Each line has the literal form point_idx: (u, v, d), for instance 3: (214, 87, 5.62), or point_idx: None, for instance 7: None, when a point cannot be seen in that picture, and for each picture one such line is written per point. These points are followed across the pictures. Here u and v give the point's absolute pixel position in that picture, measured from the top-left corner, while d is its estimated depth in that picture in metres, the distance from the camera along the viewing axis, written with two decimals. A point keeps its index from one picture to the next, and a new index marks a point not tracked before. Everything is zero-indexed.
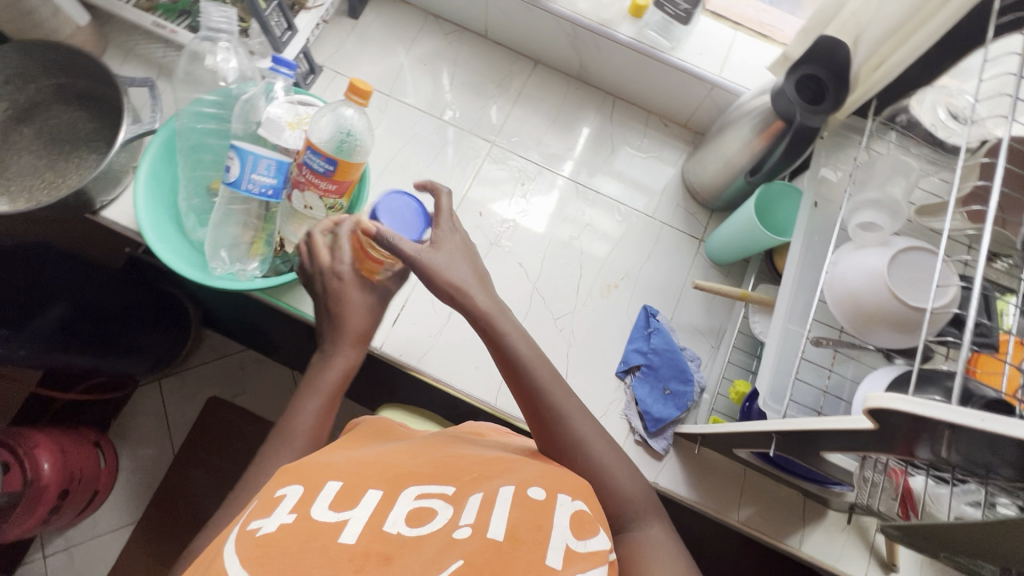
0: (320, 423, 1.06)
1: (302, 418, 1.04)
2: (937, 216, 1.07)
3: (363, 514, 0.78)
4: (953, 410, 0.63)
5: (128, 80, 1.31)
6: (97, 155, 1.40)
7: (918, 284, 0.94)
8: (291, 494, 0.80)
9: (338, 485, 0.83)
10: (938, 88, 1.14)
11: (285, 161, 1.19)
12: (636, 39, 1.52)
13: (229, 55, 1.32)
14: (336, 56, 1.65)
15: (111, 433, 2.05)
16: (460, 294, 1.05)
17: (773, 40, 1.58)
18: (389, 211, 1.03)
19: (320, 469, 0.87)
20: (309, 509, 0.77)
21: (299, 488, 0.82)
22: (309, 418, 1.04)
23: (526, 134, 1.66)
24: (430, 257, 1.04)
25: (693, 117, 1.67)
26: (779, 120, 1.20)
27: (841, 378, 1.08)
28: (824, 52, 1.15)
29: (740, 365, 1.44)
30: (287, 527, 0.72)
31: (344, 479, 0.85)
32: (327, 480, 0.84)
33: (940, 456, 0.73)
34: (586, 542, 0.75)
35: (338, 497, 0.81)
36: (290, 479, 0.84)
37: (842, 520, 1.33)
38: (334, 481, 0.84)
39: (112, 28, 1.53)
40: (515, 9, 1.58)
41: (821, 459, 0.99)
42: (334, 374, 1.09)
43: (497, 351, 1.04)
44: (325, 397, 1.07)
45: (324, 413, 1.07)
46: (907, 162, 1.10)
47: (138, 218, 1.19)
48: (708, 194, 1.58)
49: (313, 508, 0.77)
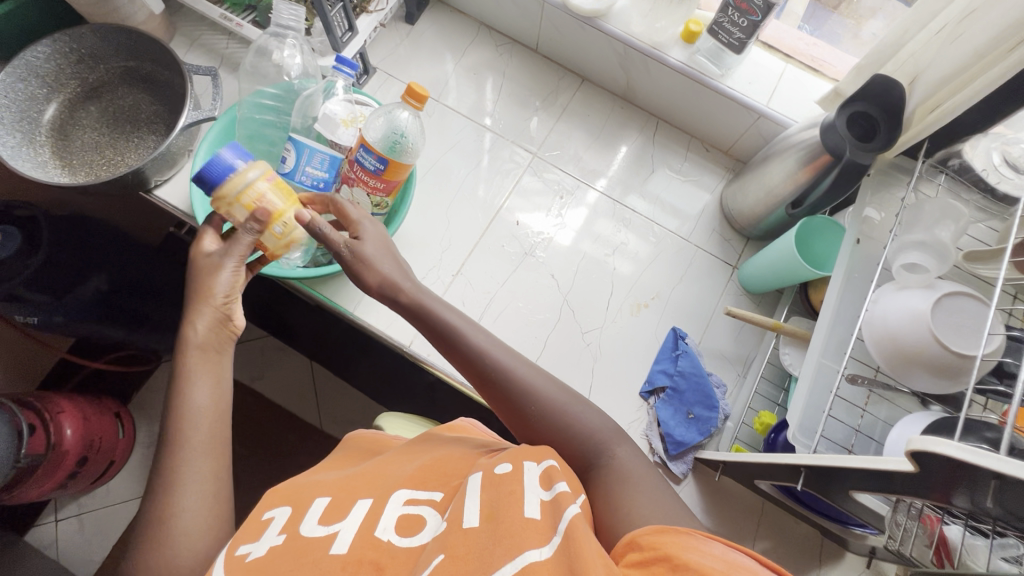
0: (217, 400, 1.00)
1: (194, 399, 0.98)
2: (986, 264, 1.06)
3: (352, 525, 0.80)
4: (1001, 459, 0.63)
5: (193, 68, 1.37)
6: (156, 136, 1.46)
7: (964, 330, 0.92)
8: (280, 516, 0.86)
9: (326, 501, 0.87)
10: (994, 134, 1.15)
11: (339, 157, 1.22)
12: (686, 64, 1.53)
13: (295, 52, 1.35)
14: (389, 59, 1.70)
15: (131, 406, 2.11)
16: (389, 285, 1.10)
17: (823, 75, 1.59)
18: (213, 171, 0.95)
19: (307, 489, 0.92)
20: (298, 528, 0.82)
21: (287, 509, 0.87)
22: (203, 399, 0.99)
23: (567, 149, 1.68)
24: (357, 249, 1.09)
25: (736, 144, 1.67)
26: (826, 154, 1.20)
27: (874, 418, 1.07)
28: (879, 92, 1.14)
29: (766, 397, 1.44)
30: (276, 549, 0.78)
31: (332, 495, 0.89)
32: (315, 498, 0.89)
33: (980, 506, 0.71)
34: (553, 489, 0.78)
35: (326, 512, 0.84)
36: (279, 502, 0.90)
37: (859, 564, 1.31)
38: (322, 497, 0.88)
39: (181, 17, 1.61)
40: (569, 27, 1.62)
41: (847, 498, 0.97)
42: (207, 342, 1.02)
43: (427, 323, 1.07)
44: (204, 368, 1.00)
45: (221, 386, 1.02)
46: (958, 207, 1.09)
47: (194, 205, 1.23)
48: (746, 222, 1.58)
49: (302, 526, 0.82)
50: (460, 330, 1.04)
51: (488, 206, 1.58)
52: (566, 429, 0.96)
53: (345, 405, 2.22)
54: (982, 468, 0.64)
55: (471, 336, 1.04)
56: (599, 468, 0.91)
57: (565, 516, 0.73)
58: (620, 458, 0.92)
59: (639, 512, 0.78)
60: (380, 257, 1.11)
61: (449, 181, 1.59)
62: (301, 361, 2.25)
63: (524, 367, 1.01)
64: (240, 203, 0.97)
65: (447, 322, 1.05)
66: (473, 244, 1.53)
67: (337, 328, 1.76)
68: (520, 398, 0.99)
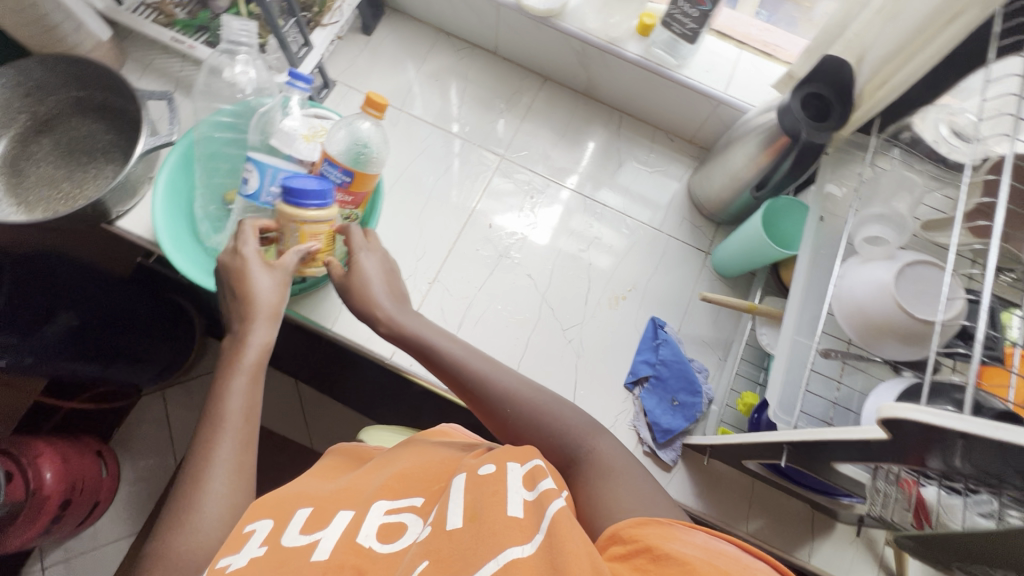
0: (251, 406, 1.02)
1: (230, 402, 0.99)
2: (943, 232, 1.10)
3: (334, 533, 0.80)
4: (963, 419, 0.65)
5: (147, 94, 1.34)
6: (114, 166, 1.43)
7: (926, 296, 0.96)
8: (261, 529, 0.82)
9: (308, 510, 0.86)
10: (940, 106, 1.19)
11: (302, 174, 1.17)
12: (643, 57, 1.55)
13: (247, 67, 1.37)
14: (348, 71, 1.69)
15: (113, 443, 2.05)
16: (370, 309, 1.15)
17: (776, 58, 1.62)
18: (300, 182, 1.03)
19: (288, 501, 0.89)
20: (280, 537, 0.79)
21: (268, 522, 0.83)
22: (239, 404, 1.00)
23: (534, 149, 1.69)
24: (345, 278, 1.16)
25: (698, 132, 1.70)
26: (784, 136, 1.22)
27: (850, 390, 1.10)
28: (829, 71, 1.18)
29: (748, 377, 1.45)
30: (258, 559, 0.74)
31: (316, 504, 0.88)
32: (297, 508, 0.87)
33: (954, 465, 0.73)
34: (536, 487, 0.78)
35: (309, 521, 0.84)
36: (260, 513, 0.85)
37: (850, 533, 1.35)
38: (305, 507, 0.87)
39: (131, 42, 1.58)
40: (525, 27, 1.62)
41: (831, 471, 0.99)
42: (250, 351, 1.05)
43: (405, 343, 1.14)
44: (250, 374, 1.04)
45: (256, 396, 1.04)
46: (913, 179, 1.14)
47: (155, 228, 1.19)
48: (714, 208, 1.60)
49: (284, 536, 0.80)
50: (432, 342, 1.12)
51: (460, 211, 1.58)
52: (548, 427, 0.99)
53: (333, 421, 2.20)
54: (949, 430, 0.66)
55: (445, 346, 1.12)
56: (580, 462, 0.93)
57: (550, 508, 0.73)
58: (600, 451, 0.94)
59: (621, 505, 0.79)
60: (366, 280, 1.16)
61: (419, 189, 1.59)
62: (285, 382, 2.22)
63: (497, 371, 1.08)
64: (299, 229, 1.05)
65: (422, 336, 1.13)
66: (448, 250, 1.53)
67: (318, 346, 1.74)
68: (496, 401, 1.04)
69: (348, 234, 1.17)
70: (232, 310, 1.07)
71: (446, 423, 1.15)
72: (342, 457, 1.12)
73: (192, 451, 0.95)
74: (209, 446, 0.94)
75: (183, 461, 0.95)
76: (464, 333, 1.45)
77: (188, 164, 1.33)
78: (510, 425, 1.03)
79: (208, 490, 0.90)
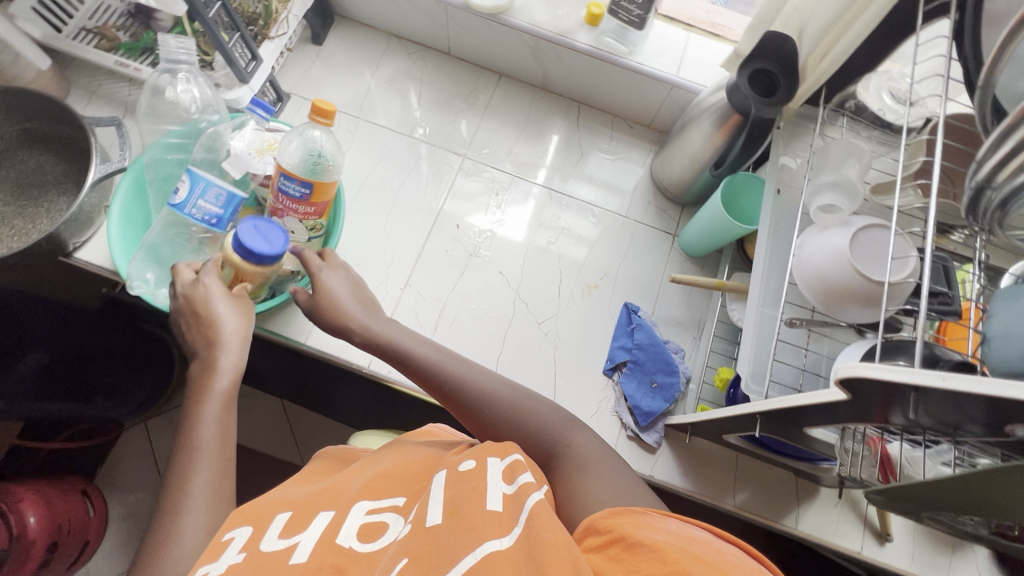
0: (224, 431, 1.01)
1: (202, 430, 0.99)
2: (892, 194, 1.12)
3: (314, 533, 0.80)
4: (918, 373, 0.66)
5: (94, 120, 1.31)
6: (67, 197, 1.40)
7: (878, 258, 0.98)
8: (240, 535, 0.80)
9: (288, 514, 0.86)
10: (881, 73, 1.22)
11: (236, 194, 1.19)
12: (595, 47, 1.56)
13: (189, 85, 1.32)
14: (302, 82, 1.67)
15: (98, 480, 2.00)
16: (344, 322, 1.15)
17: (724, 39, 1.65)
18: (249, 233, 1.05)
19: (268, 507, 0.88)
20: (258, 543, 0.78)
21: (247, 529, 0.82)
22: (214, 430, 1.00)
23: (496, 146, 1.70)
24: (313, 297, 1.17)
25: (656, 117, 1.72)
26: (735, 114, 1.27)
27: (818, 355, 1.12)
28: (774, 46, 1.19)
29: (723, 353, 1.48)
30: (236, 566, 0.73)
31: (295, 508, 0.88)
32: (276, 513, 0.86)
33: (912, 419, 0.75)
34: (516, 481, 0.78)
35: (289, 523, 0.84)
36: (239, 521, 0.84)
37: (834, 495, 1.36)
38: (283, 512, 0.86)
39: (75, 70, 1.54)
40: (476, 26, 1.63)
41: (805, 436, 1.01)
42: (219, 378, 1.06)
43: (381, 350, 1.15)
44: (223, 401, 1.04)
45: (229, 421, 1.04)
46: (859, 146, 1.16)
47: (115, 262, 1.19)
48: (677, 190, 1.62)
49: (262, 542, 0.78)
50: (408, 349, 1.12)
51: (427, 213, 1.58)
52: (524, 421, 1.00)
53: (323, 437, 2.17)
54: (904, 384, 0.67)
55: (420, 351, 1.12)
56: (557, 453, 0.93)
57: (528, 500, 0.73)
58: (577, 443, 0.94)
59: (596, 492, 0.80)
60: (335, 296, 1.17)
61: (384, 195, 1.58)
62: (271, 402, 2.19)
63: (472, 372, 1.08)
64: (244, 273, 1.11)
65: (397, 343, 1.13)
66: (418, 253, 1.52)
67: (298, 362, 1.72)
68: (472, 402, 1.04)
69: (306, 258, 1.18)
70: (199, 343, 1.10)
71: (433, 424, 1.16)
72: (331, 458, 1.12)
73: (169, 482, 0.94)
74: (185, 477, 0.94)
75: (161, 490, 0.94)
76: (441, 335, 1.44)
77: (142, 190, 1.31)
78: (488, 425, 1.02)
79: (185, 520, 0.88)
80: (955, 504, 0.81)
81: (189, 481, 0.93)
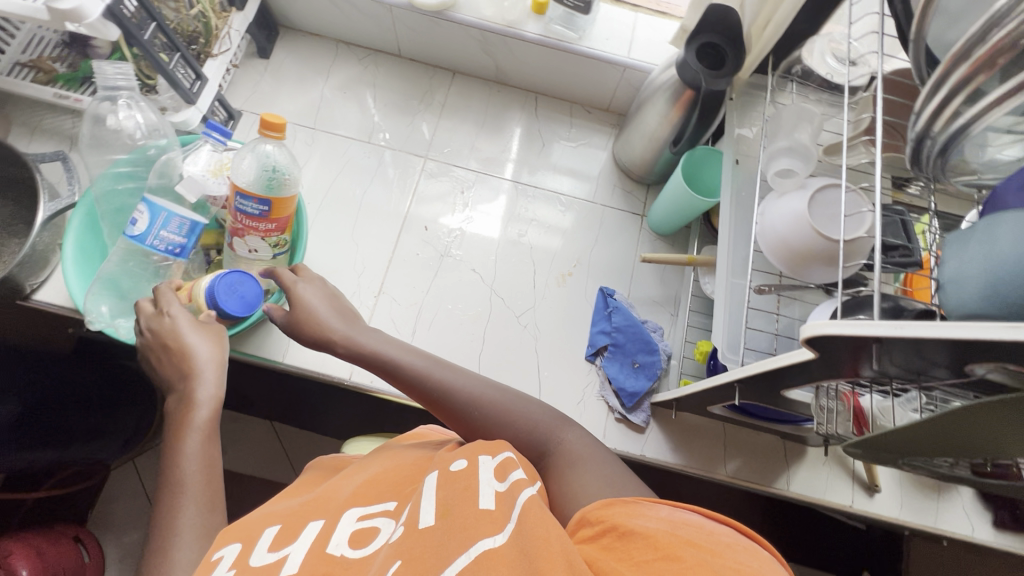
0: (209, 463, 0.99)
1: (186, 466, 0.96)
2: (844, 154, 1.14)
3: (304, 546, 0.79)
4: (876, 324, 0.66)
5: (37, 158, 1.26)
6: (18, 239, 1.35)
7: (836, 219, 1.00)
8: (229, 553, 0.79)
9: (276, 529, 0.85)
10: (824, 36, 1.25)
11: (199, 222, 1.19)
12: (545, 36, 1.56)
13: (132, 111, 1.28)
14: (253, 99, 1.64)
15: (90, 523, 1.96)
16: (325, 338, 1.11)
17: (670, 15, 1.66)
18: (224, 286, 1.10)
19: (254, 523, 0.87)
20: (247, 560, 0.77)
21: (236, 546, 0.81)
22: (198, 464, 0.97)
23: (457, 143, 1.68)
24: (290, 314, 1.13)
25: (613, 100, 1.73)
26: (688, 89, 1.28)
27: (790, 319, 1.13)
28: (717, 21, 1.22)
29: (700, 327, 1.50)
30: None
31: (283, 522, 0.86)
32: (265, 527, 0.85)
33: (879, 369, 0.75)
34: (507, 478, 0.78)
35: (278, 537, 0.83)
36: (228, 540, 0.83)
37: (821, 453, 1.38)
38: (271, 526, 0.85)
39: (12, 107, 1.49)
40: (423, 25, 1.61)
41: (784, 399, 1.03)
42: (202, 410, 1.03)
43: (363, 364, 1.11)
44: (209, 432, 1.02)
45: (214, 454, 1.01)
46: (809, 110, 1.16)
47: (70, 295, 1.16)
48: (640, 171, 1.63)
49: (251, 557, 0.78)
50: (386, 358, 1.08)
51: (395, 218, 1.56)
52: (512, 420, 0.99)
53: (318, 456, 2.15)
54: (870, 336, 0.66)
55: (404, 358, 1.07)
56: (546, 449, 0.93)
57: (520, 498, 0.73)
58: (565, 440, 0.95)
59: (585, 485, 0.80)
60: (313, 310, 1.13)
61: (348, 205, 1.56)
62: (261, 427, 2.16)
63: (460, 377, 1.05)
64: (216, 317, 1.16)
65: (381, 353, 1.09)
66: (388, 259, 1.51)
67: (281, 383, 1.70)
68: (462, 406, 1.01)
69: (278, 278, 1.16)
70: (173, 377, 1.07)
71: (422, 429, 1.15)
72: (320, 471, 1.09)
73: (154, 522, 0.91)
74: (173, 517, 0.91)
75: (148, 530, 0.92)
76: (420, 339, 1.44)
77: (95, 224, 1.28)
78: (479, 429, 1.00)
79: (176, 558, 0.86)
80: (933, 448, 0.82)
81: (177, 519, 0.90)
